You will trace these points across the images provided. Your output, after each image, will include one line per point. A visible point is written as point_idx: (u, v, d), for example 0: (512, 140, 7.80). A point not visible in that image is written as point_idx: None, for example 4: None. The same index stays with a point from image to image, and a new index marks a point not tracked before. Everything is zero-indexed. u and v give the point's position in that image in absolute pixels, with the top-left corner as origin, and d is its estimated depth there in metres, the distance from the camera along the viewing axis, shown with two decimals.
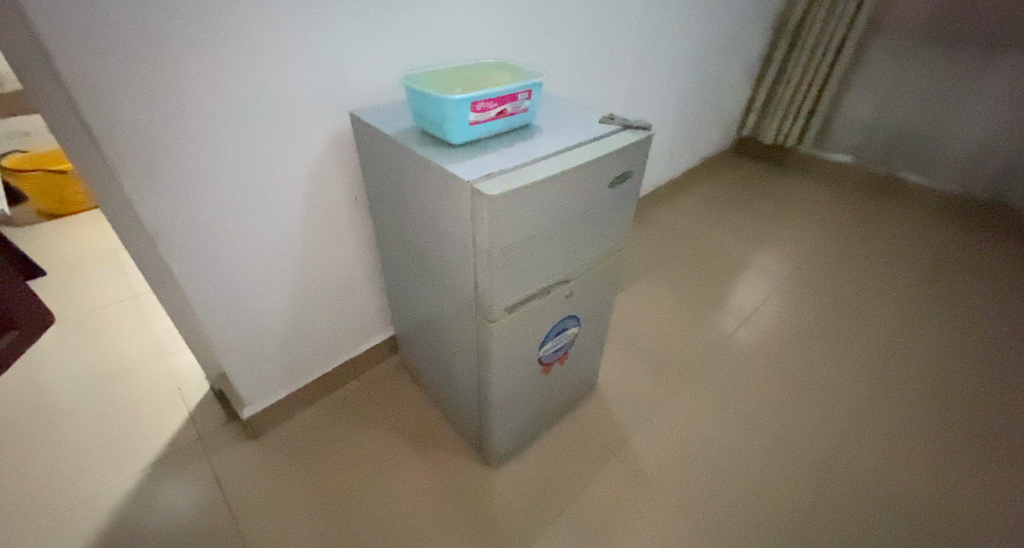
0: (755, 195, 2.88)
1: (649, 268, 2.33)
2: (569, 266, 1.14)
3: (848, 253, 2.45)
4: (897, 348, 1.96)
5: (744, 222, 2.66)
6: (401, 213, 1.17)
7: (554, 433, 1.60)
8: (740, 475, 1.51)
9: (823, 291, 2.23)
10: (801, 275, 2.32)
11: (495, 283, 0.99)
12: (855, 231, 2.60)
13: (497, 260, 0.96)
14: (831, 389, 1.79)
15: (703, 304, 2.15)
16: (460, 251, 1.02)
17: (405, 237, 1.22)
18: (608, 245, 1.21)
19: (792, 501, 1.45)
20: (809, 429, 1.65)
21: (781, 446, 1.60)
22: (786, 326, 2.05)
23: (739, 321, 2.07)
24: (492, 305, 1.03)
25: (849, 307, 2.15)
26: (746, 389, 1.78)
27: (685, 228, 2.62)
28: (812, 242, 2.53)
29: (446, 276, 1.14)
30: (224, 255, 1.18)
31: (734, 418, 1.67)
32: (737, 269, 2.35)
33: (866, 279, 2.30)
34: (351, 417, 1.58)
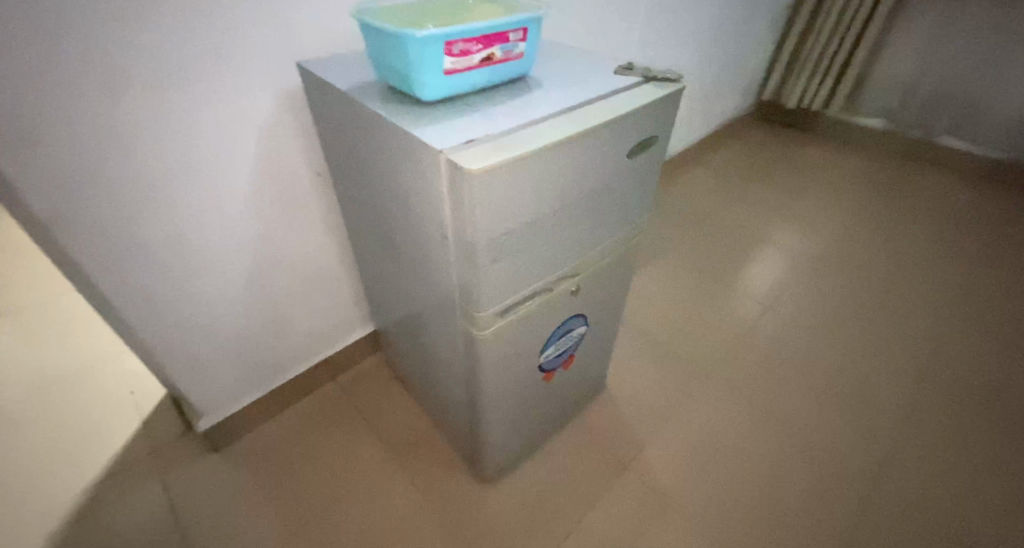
0: (777, 166, 2.63)
1: (662, 248, 2.11)
2: (577, 258, 0.92)
3: (882, 229, 2.22)
4: (941, 336, 1.75)
5: (766, 196, 2.42)
6: (369, 193, 0.94)
7: (557, 440, 1.42)
8: (773, 488, 1.33)
9: (857, 272, 2.01)
10: (830, 253, 2.10)
11: (484, 285, 0.78)
12: (889, 204, 2.36)
13: (487, 257, 0.74)
14: (869, 385, 1.59)
15: (722, 288, 1.94)
16: (438, 242, 0.80)
17: (375, 222, 1.00)
18: (623, 230, 0.99)
19: (834, 518, 1.27)
20: (848, 431, 1.46)
21: (817, 452, 1.41)
22: (815, 312, 1.84)
23: (763, 308, 1.85)
24: (481, 311, 0.82)
25: (886, 290, 1.93)
26: (773, 385, 1.58)
27: (701, 203, 2.38)
28: (842, 217, 2.29)
29: (422, 271, 0.92)
30: (156, 250, 0.97)
31: (761, 421, 1.48)
32: (759, 248, 2.13)
33: (903, 257, 2.07)
34: (328, 425, 1.40)
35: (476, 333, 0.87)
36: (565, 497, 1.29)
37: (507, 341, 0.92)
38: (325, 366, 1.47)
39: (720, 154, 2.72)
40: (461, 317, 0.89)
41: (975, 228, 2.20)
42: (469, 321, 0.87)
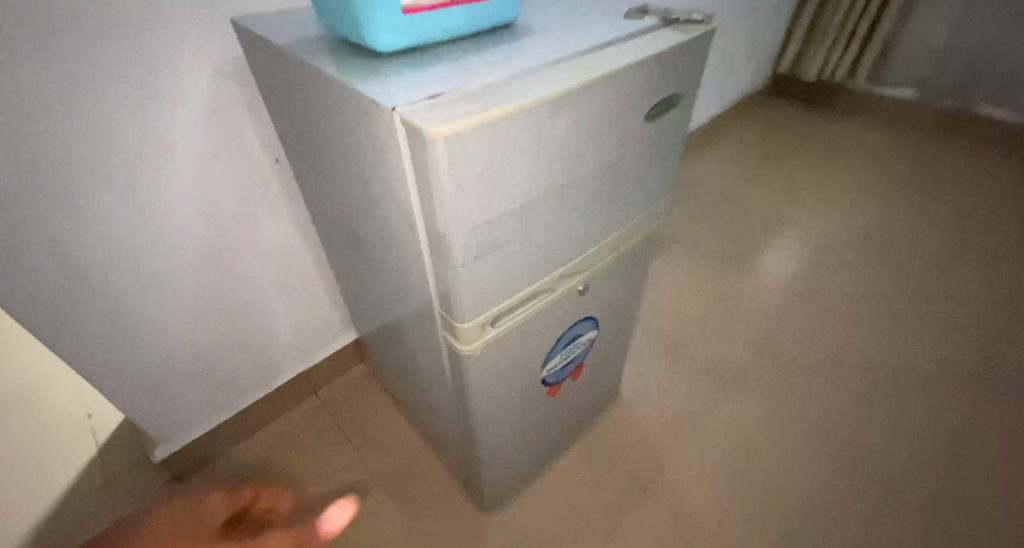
0: (797, 144, 2.43)
1: (675, 236, 1.93)
2: (582, 250, 0.75)
3: (917, 209, 2.02)
4: (991, 327, 1.58)
5: (787, 176, 2.22)
6: (328, 181, 0.78)
7: (565, 457, 1.26)
8: (817, 512, 1.16)
9: (892, 258, 1.82)
10: (861, 237, 1.91)
11: (465, 288, 0.60)
12: (923, 182, 2.16)
13: (466, 254, 0.56)
14: (916, 386, 1.42)
15: (744, 278, 1.76)
16: (404, 237, 0.62)
17: (337, 215, 0.83)
18: (636, 214, 0.81)
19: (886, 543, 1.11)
20: (897, 441, 1.29)
21: (863, 467, 1.24)
22: (849, 303, 1.66)
23: (791, 300, 1.67)
24: (463, 322, 0.64)
25: (926, 277, 1.75)
26: (806, 388, 1.42)
27: (717, 185, 2.19)
28: (872, 198, 2.09)
29: (391, 272, 0.75)
30: (77, 267, 0.79)
31: (794, 429, 1.32)
32: (783, 233, 1.94)
33: (942, 240, 1.88)
34: (308, 446, 1.26)
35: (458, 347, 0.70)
36: (578, 525, 1.14)
37: (500, 355, 0.75)
38: (302, 379, 1.31)
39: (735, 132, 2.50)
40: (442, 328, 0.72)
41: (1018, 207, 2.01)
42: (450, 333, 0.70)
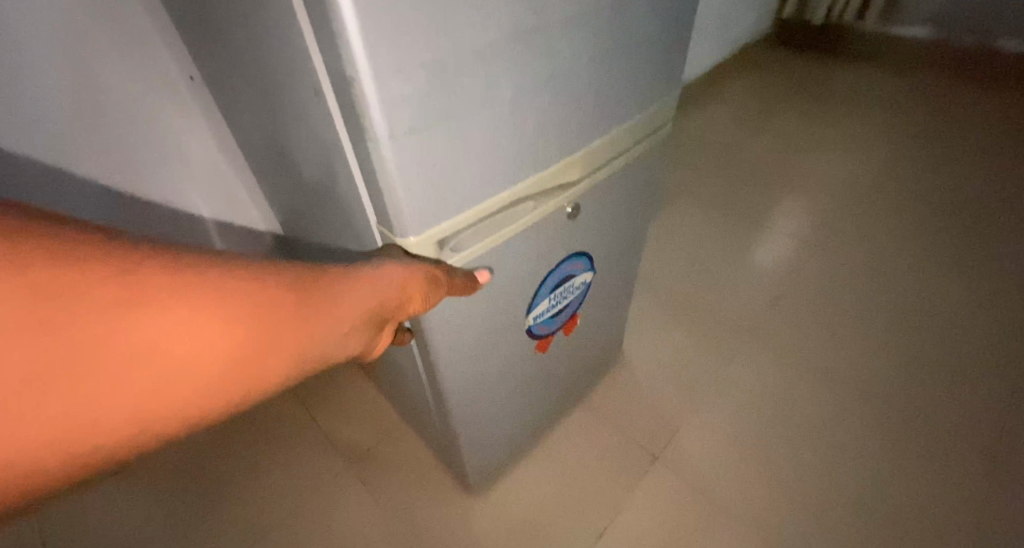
0: (808, 86, 2.21)
1: (677, 187, 1.75)
2: (573, 151, 0.56)
3: (942, 148, 1.84)
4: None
5: (798, 119, 2.02)
6: (232, 88, 0.60)
7: (560, 427, 1.12)
8: (849, 485, 1.02)
9: (919, 201, 1.64)
10: (882, 180, 1.73)
11: (404, 185, 0.40)
12: (947, 120, 1.97)
13: (399, 121, 0.36)
14: (954, 338, 1.26)
15: (754, 228, 1.59)
16: (313, 128, 0.44)
17: (256, 138, 0.65)
18: (641, 111, 0.62)
19: (925, 511, 0.98)
20: (936, 400, 1.14)
21: (900, 432, 1.10)
22: (873, 250, 1.49)
23: (809, 251, 1.50)
24: (408, 238, 0.45)
25: (959, 220, 1.57)
26: (828, 345, 1.26)
27: (721, 132, 1.99)
28: (894, 140, 1.89)
29: (317, 197, 0.57)
30: None
31: (816, 391, 1.17)
32: (796, 179, 1.76)
33: (974, 180, 1.70)
34: (268, 426, 1.13)
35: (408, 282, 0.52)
36: (578, 506, 1.00)
37: (467, 297, 0.58)
38: None
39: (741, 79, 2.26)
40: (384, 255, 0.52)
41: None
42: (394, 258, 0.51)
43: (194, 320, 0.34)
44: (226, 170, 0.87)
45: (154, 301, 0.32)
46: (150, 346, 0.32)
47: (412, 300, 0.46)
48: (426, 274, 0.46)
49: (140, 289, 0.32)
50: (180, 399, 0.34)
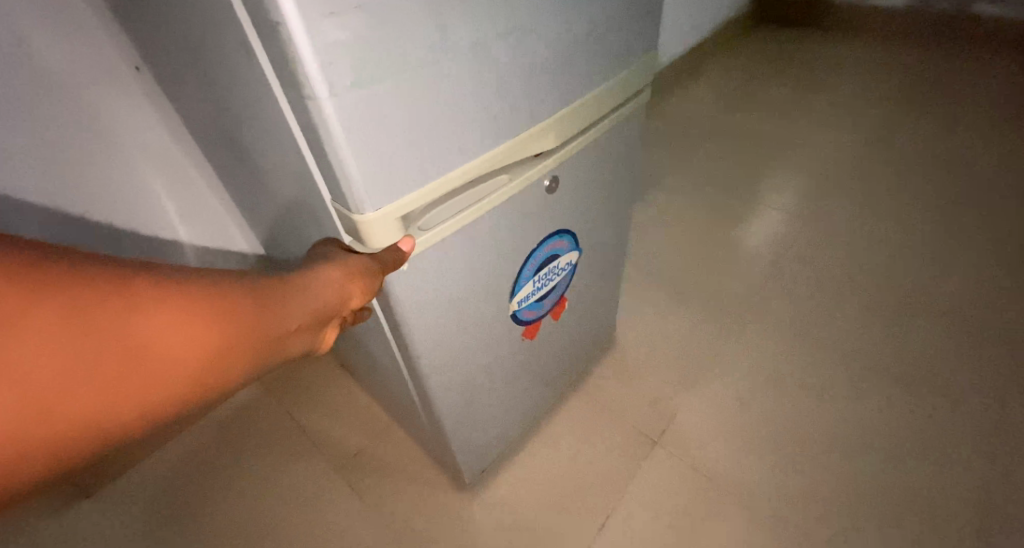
0: (789, 61, 2.19)
1: (664, 170, 1.72)
2: (544, 116, 0.52)
3: (928, 114, 1.81)
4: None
5: (782, 95, 2.00)
6: (174, 74, 0.56)
7: (557, 419, 1.08)
8: (861, 459, 0.99)
9: (912, 170, 1.61)
10: (870, 149, 1.70)
11: (353, 152, 0.36)
12: (931, 86, 1.95)
13: (338, 75, 0.32)
14: (955, 304, 1.23)
15: (744, 205, 1.55)
16: (253, 98, 0.40)
17: (209, 125, 0.61)
18: (613, 75, 0.59)
19: (936, 479, 0.95)
20: (939, 366, 1.11)
21: (908, 401, 1.07)
22: (866, 220, 1.46)
23: (801, 225, 1.47)
24: (367, 214, 0.41)
25: (953, 185, 1.54)
26: (825, 319, 1.24)
27: (705, 111, 1.96)
28: (881, 110, 1.87)
29: (276, 183, 0.53)
30: None
31: (815, 366, 1.15)
32: (784, 154, 1.73)
33: (966, 144, 1.67)
34: (251, 437, 1.08)
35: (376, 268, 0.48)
36: (581, 495, 0.97)
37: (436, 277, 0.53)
38: None
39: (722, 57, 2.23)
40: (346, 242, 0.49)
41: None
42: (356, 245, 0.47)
43: (182, 316, 0.31)
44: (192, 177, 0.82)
45: (141, 299, 0.30)
46: (136, 349, 0.29)
47: (353, 300, 0.43)
48: (364, 260, 0.43)
49: (133, 320, 0.29)
50: (159, 394, 0.31)
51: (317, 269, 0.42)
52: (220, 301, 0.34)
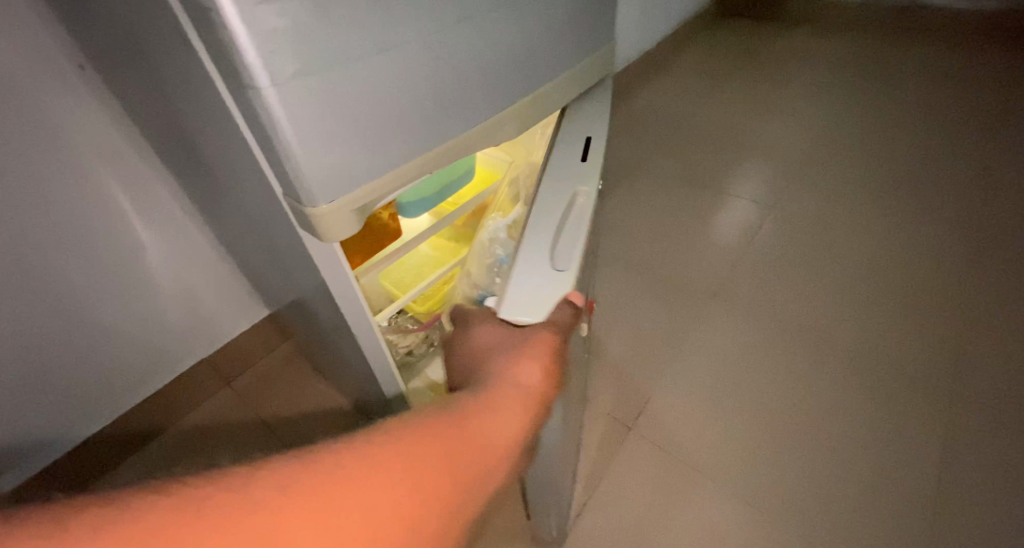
0: (765, 29, 2.14)
1: (642, 142, 1.65)
2: (502, 107, 0.52)
3: (902, 78, 1.80)
4: (1005, 196, 1.37)
5: (759, 62, 1.95)
6: (125, 72, 0.55)
7: None
8: (832, 437, 1.00)
9: (885, 138, 1.58)
10: (845, 118, 1.69)
11: (302, 143, 0.36)
12: (904, 51, 1.92)
13: (279, 65, 0.32)
14: (923, 273, 1.23)
15: (723, 177, 1.52)
16: (197, 88, 0.39)
17: (157, 119, 0.58)
18: (568, 66, 0.59)
19: (907, 443, 0.97)
20: (912, 332, 1.12)
21: (876, 375, 1.08)
22: (845, 188, 1.44)
23: (779, 196, 1.44)
24: (321, 207, 0.41)
25: (923, 152, 1.52)
26: (802, 289, 1.23)
27: (684, 79, 1.88)
28: (854, 80, 1.83)
29: (230, 176, 0.52)
30: None
31: (794, 339, 1.14)
32: (762, 122, 1.69)
33: (937, 111, 1.65)
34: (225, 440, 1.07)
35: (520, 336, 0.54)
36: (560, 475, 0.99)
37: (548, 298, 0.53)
38: (208, 365, 1.09)
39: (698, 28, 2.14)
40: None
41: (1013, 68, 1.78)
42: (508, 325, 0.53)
43: (380, 448, 0.35)
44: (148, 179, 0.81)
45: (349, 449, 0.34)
46: (361, 478, 0.32)
47: (535, 373, 0.46)
48: (547, 334, 0.48)
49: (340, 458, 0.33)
50: (399, 518, 0.33)
51: (497, 372, 0.46)
52: (424, 433, 0.38)
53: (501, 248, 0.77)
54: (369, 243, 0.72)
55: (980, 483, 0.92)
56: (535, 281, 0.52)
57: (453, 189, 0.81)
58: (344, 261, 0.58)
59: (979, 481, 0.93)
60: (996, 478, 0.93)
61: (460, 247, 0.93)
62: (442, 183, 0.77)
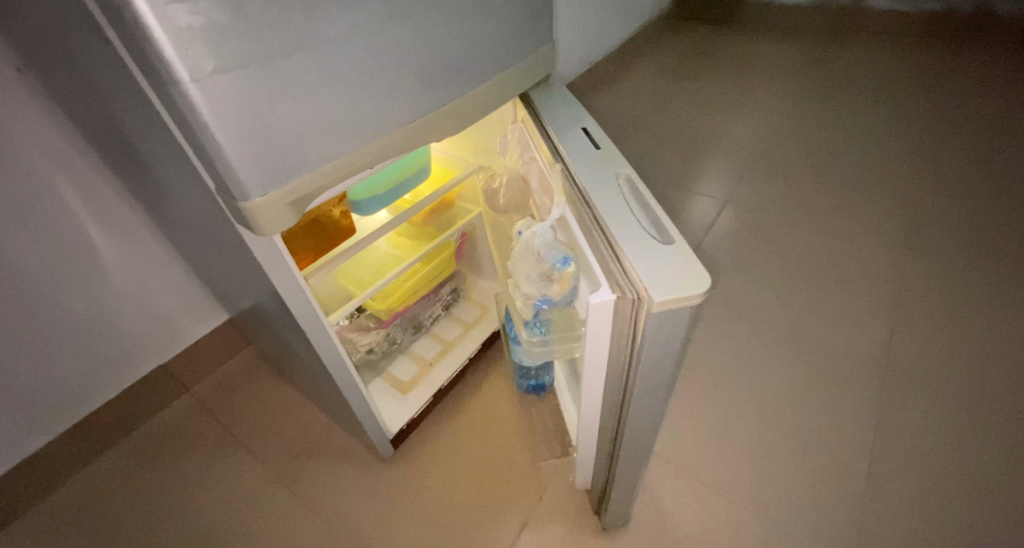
0: (723, 31, 2.21)
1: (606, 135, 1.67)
2: (439, 104, 0.54)
3: (850, 75, 1.87)
4: (959, 186, 1.40)
5: (718, 61, 2.00)
6: (60, 75, 0.55)
7: (497, 387, 1.07)
8: (811, 430, 0.96)
9: (844, 135, 1.62)
10: (799, 110, 1.74)
11: (228, 137, 0.37)
12: (852, 51, 2.02)
13: (197, 60, 0.33)
14: (888, 263, 1.23)
15: (685, 166, 1.54)
16: (126, 88, 0.40)
17: (97, 124, 0.59)
18: (504, 67, 0.61)
19: (866, 410, 0.98)
20: (867, 306, 1.15)
21: (849, 366, 1.05)
22: (800, 176, 1.49)
23: (737, 184, 1.48)
24: (254, 199, 0.42)
25: (880, 147, 1.55)
26: (762, 270, 1.25)
27: (646, 77, 1.92)
28: (810, 80, 1.88)
29: (171, 178, 0.52)
30: None
31: (756, 319, 1.16)
32: (721, 116, 1.73)
33: (891, 108, 1.70)
34: (183, 445, 1.04)
35: (660, 326, 0.43)
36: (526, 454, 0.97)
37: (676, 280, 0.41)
38: (163, 371, 1.07)
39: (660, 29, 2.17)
40: (644, 326, 0.43)
41: (956, 66, 1.86)
42: (650, 322, 0.42)
43: None
44: (94, 181, 0.81)
45: None
46: None
47: None
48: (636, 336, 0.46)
49: None
50: None
51: None
52: None
53: (546, 248, 0.55)
54: (320, 241, 0.73)
55: (967, 468, 0.89)
56: (669, 263, 0.42)
57: (408, 186, 0.82)
58: (290, 259, 0.58)
59: (965, 466, 0.89)
60: (981, 462, 0.89)
61: (418, 244, 0.94)
62: (394, 181, 0.78)
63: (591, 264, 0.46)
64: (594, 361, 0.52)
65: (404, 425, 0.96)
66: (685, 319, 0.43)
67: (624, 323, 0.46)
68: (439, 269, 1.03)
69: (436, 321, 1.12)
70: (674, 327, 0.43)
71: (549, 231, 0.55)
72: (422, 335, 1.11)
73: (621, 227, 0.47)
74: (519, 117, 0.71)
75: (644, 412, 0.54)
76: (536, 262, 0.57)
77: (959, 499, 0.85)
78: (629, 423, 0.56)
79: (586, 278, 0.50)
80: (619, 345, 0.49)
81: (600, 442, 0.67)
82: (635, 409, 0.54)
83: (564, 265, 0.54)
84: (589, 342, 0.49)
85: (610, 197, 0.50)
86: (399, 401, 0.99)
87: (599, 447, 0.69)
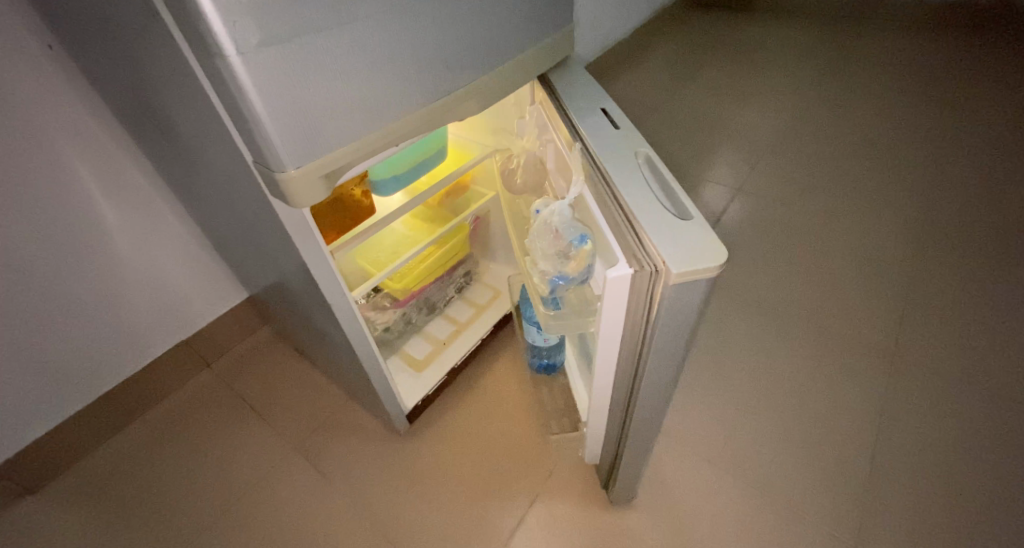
0: (738, 15, 2.19)
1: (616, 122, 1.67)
2: (463, 85, 0.55)
3: (865, 63, 1.86)
4: (976, 175, 1.39)
5: (731, 48, 2.00)
6: (96, 52, 0.57)
7: (506, 366, 1.09)
8: (819, 415, 0.98)
9: (859, 123, 1.61)
10: (813, 97, 1.74)
11: (269, 109, 0.39)
12: (867, 38, 1.99)
13: (243, 34, 0.34)
14: (899, 253, 1.24)
15: (696, 154, 1.55)
16: (168, 62, 0.41)
17: (133, 102, 0.61)
18: (525, 48, 0.62)
19: (873, 396, 0.99)
20: (876, 295, 1.16)
21: (858, 352, 1.06)
22: (810, 164, 1.49)
23: (746, 172, 1.48)
24: (288, 171, 0.43)
25: (895, 137, 1.54)
26: (772, 258, 1.26)
27: (659, 63, 1.91)
28: (827, 68, 1.87)
29: (204, 155, 0.54)
30: None
31: (765, 305, 1.17)
32: (733, 105, 1.73)
33: (906, 97, 1.68)
34: (202, 417, 1.08)
35: (675, 299, 0.44)
36: (538, 433, 0.99)
37: (696, 252, 0.42)
38: (184, 346, 1.10)
39: (676, 16, 2.15)
40: (659, 298, 0.45)
41: (979, 54, 1.83)
42: (667, 294, 0.44)
43: None
44: (122, 159, 0.83)
45: None
46: None
47: None
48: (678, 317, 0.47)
49: None
50: None
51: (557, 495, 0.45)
52: None
53: (564, 228, 0.56)
54: (343, 219, 0.75)
55: (972, 454, 0.90)
56: (688, 238, 0.44)
57: (425, 167, 0.83)
58: (316, 233, 0.60)
59: (972, 454, 0.90)
60: (988, 449, 0.90)
61: (433, 227, 0.96)
62: (414, 161, 0.80)
63: (610, 240, 0.48)
64: (607, 334, 0.54)
65: (418, 401, 0.99)
66: (701, 293, 0.45)
67: (640, 296, 0.47)
68: (453, 251, 1.04)
69: (449, 303, 1.15)
70: (690, 300, 0.45)
71: (567, 210, 0.56)
72: (435, 315, 1.13)
73: (641, 204, 0.48)
74: (538, 99, 0.72)
75: (658, 385, 0.56)
76: (554, 239, 0.58)
77: (963, 484, 0.87)
78: (642, 396, 0.57)
79: (602, 255, 0.52)
80: (635, 318, 0.51)
81: (611, 416, 0.70)
82: (648, 383, 0.55)
83: (581, 243, 0.56)
84: (605, 315, 0.51)
85: (628, 174, 0.52)
86: (414, 378, 1.02)
87: (611, 423, 0.71)
